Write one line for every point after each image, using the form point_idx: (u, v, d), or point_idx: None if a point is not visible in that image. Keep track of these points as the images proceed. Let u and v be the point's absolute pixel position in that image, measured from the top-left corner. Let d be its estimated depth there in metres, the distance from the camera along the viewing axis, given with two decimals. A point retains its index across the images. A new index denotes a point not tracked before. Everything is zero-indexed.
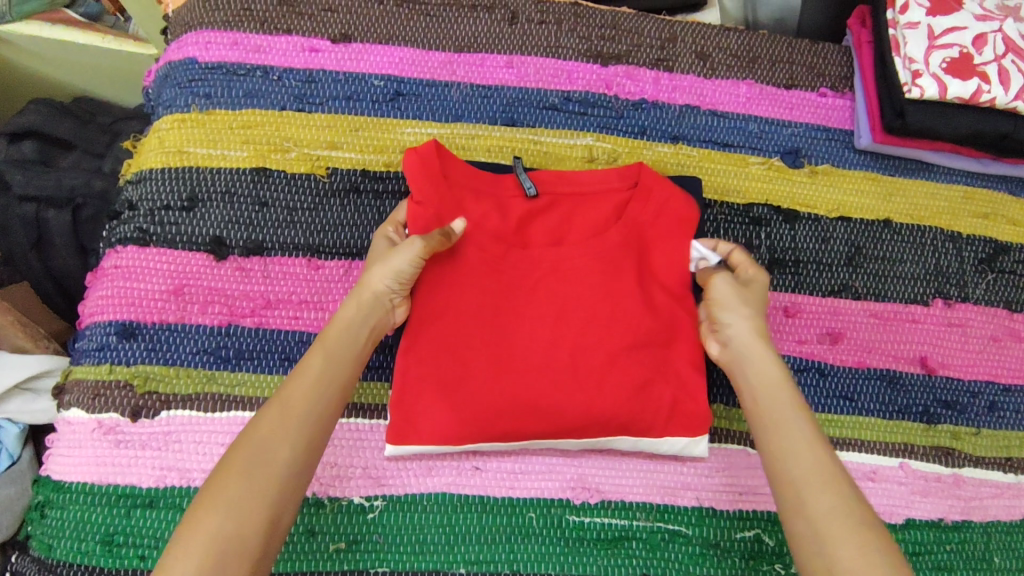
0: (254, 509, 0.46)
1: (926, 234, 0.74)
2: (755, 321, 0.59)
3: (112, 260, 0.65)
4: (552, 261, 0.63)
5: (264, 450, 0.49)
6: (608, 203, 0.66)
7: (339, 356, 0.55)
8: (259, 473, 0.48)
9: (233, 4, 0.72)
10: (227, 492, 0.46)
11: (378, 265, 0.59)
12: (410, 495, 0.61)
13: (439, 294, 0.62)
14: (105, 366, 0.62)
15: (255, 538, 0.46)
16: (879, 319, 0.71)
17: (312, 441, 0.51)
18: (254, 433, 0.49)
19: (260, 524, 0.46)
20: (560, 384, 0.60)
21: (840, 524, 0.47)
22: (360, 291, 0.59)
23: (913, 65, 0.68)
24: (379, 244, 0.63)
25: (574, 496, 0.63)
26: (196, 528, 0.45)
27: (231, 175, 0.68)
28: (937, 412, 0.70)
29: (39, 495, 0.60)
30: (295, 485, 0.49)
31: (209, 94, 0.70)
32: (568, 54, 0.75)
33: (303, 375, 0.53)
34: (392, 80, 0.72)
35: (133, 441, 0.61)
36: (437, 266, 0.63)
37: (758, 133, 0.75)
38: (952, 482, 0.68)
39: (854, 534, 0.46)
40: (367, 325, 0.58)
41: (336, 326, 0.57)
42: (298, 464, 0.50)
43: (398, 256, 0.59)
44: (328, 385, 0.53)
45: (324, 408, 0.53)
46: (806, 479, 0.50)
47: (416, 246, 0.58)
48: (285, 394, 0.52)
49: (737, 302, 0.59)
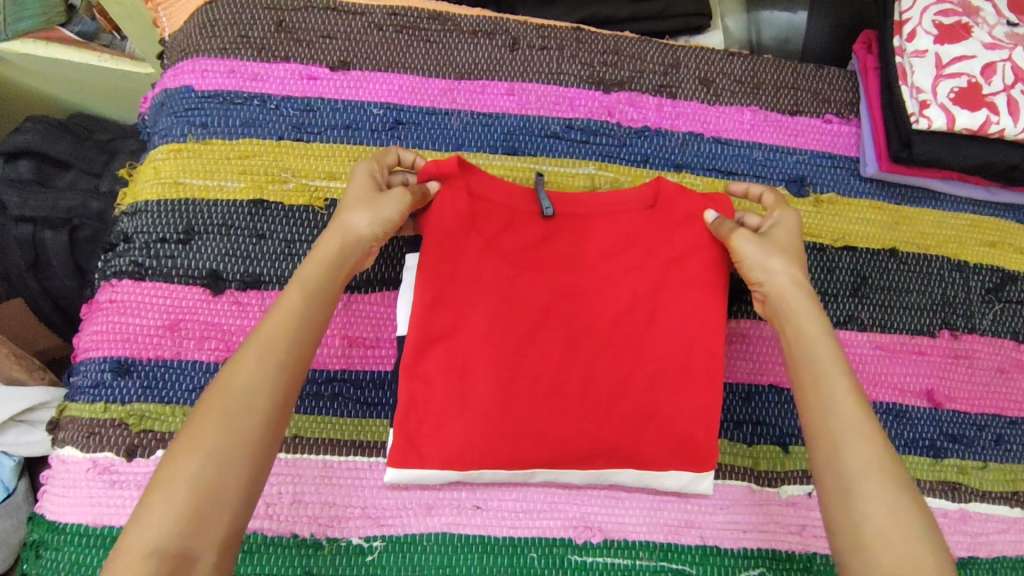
0: (234, 454, 0.45)
1: (932, 263, 0.73)
2: (791, 274, 0.57)
3: (107, 293, 0.64)
4: (566, 284, 0.62)
5: (240, 392, 0.47)
6: (634, 220, 0.63)
7: (316, 295, 0.52)
8: (237, 419, 0.46)
9: (230, 30, 0.71)
10: (204, 438, 0.45)
11: (360, 208, 0.56)
12: (409, 536, 0.60)
13: (450, 310, 0.59)
14: (99, 404, 0.62)
15: (236, 485, 0.45)
16: (885, 351, 0.70)
17: (291, 382, 0.49)
18: (229, 376, 0.48)
19: (240, 471, 0.45)
20: (567, 412, 0.60)
21: (876, 484, 0.47)
22: (347, 233, 0.55)
23: (921, 95, 0.67)
24: (358, 175, 0.58)
25: (576, 536, 0.62)
26: (171, 477, 0.44)
27: (228, 208, 0.67)
28: (944, 446, 0.69)
29: (34, 534, 0.59)
30: (275, 428, 0.48)
31: (206, 123, 0.69)
32: (569, 81, 0.74)
33: (280, 313, 0.51)
34: (391, 109, 0.71)
35: (128, 481, 0.60)
36: (450, 281, 0.60)
37: (762, 161, 0.74)
38: (958, 518, 0.67)
39: (884, 486, 0.47)
40: (347, 268, 0.55)
41: (312, 263, 0.54)
42: (277, 409, 0.48)
43: (389, 203, 0.56)
44: (305, 324, 0.51)
45: (305, 345, 0.50)
46: (840, 428, 0.50)
47: (404, 198, 0.56)
48: (262, 334, 0.50)
49: (771, 253, 0.58)
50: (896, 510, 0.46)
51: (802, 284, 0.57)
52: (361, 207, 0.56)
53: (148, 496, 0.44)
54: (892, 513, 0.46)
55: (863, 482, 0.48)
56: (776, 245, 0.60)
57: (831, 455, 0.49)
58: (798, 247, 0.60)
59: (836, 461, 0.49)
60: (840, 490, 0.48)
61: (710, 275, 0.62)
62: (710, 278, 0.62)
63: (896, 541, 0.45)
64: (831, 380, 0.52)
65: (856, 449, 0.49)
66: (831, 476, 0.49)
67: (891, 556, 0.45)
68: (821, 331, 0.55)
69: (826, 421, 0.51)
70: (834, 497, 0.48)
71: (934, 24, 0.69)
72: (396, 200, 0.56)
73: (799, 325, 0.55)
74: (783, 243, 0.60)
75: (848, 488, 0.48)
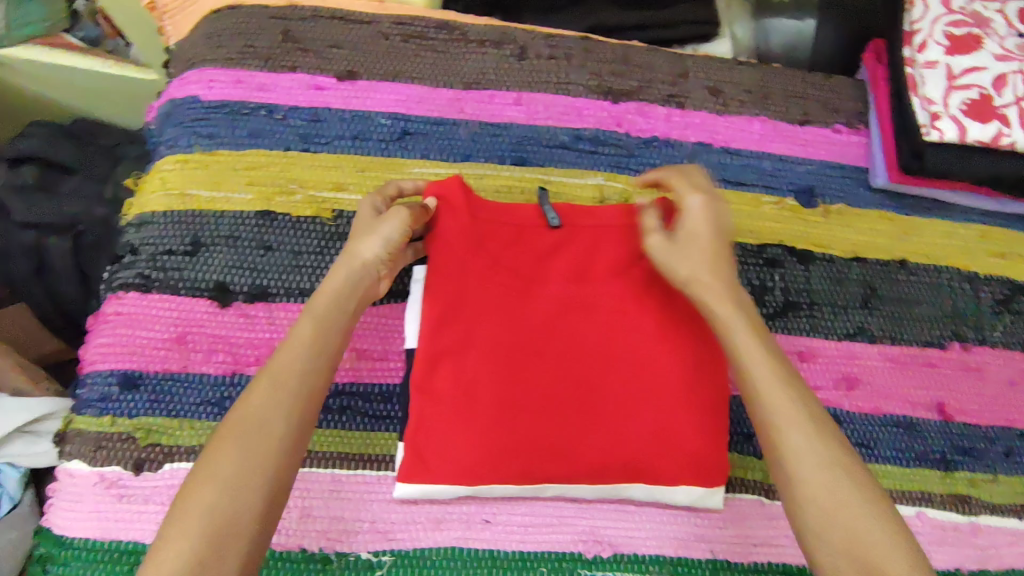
0: (249, 481, 0.45)
1: (941, 273, 0.73)
2: (699, 270, 0.57)
3: (114, 306, 0.64)
4: (573, 300, 0.62)
5: (255, 419, 0.47)
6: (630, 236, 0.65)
7: (329, 323, 0.52)
8: (252, 445, 0.46)
9: (237, 41, 0.71)
10: (220, 467, 0.45)
11: (364, 236, 0.56)
12: (418, 551, 0.60)
13: (455, 327, 0.60)
14: (107, 418, 0.61)
15: (255, 513, 0.44)
16: (895, 364, 0.70)
17: (305, 408, 0.49)
18: (245, 405, 0.48)
19: (257, 498, 0.45)
20: (576, 426, 0.59)
21: (817, 466, 0.47)
22: (351, 260, 0.55)
23: (931, 107, 0.67)
24: (362, 208, 0.59)
25: (585, 550, 0.61)
26: (188, 507, 0.44)
27: (236, 219, 0.66)
28: (954, 459, 0.68)
29: (40, 548, 0.59)
30: (291, 454, 0.47)
31: (213, 134, 0.69)
32: (578, 91, 0.73)
33: (292, 342, 0.51)
34: (399, 119, 0.70)
35: (136, 495, 0.59)
36: (455, 298, 0.60)
37: (771, 171, 0.73)
38: (969, 531, 0.66)
39: (827, 465, 0.47)
40: (357, 296, 0.55)
41: (323, 293, 0.54)
42: (293, 435, 0.48)
43: (388, 223, 0.56)
44: (319, 353, 0.51)
45: (318, 373, 0.50)
46: (780, 413, 0.49)
47: (403, 216, 0.57)
48: (274, 364, 0.50)
49: (682, 252, 0.58)
50: (838, 488, 0.46)
51: (716, 273, 0.57)
52: (364, 234, 0.56)
53: (165, 530, 0.43)
54: (835, 492, 0.46)
55: (802, 468, 0.47)
56: (686, 238, 0.58)
57: (770, 447, 0.49)
58: (710, 233, 0.58)
59: (776, 451, 0.49)
60: (784, 482, 0.48)
61: None
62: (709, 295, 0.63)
63: (845, 524, 0.45)
64: (757, 369, 0.51)
65: (795, 433, 0.48)
66: (775, 468, 0.48)
67: (843, 542, 0.44)
68: (740, 321, 0.54)
69: (759, 413, 0.50)
70: (782, 490, 0.48)
71: (944, 35, 0.69)
72: (395, 217, 0.56)
73: (721, 317, 0.55)
74: (692, 235, 0.58)
75: (789, 477, 0.47)
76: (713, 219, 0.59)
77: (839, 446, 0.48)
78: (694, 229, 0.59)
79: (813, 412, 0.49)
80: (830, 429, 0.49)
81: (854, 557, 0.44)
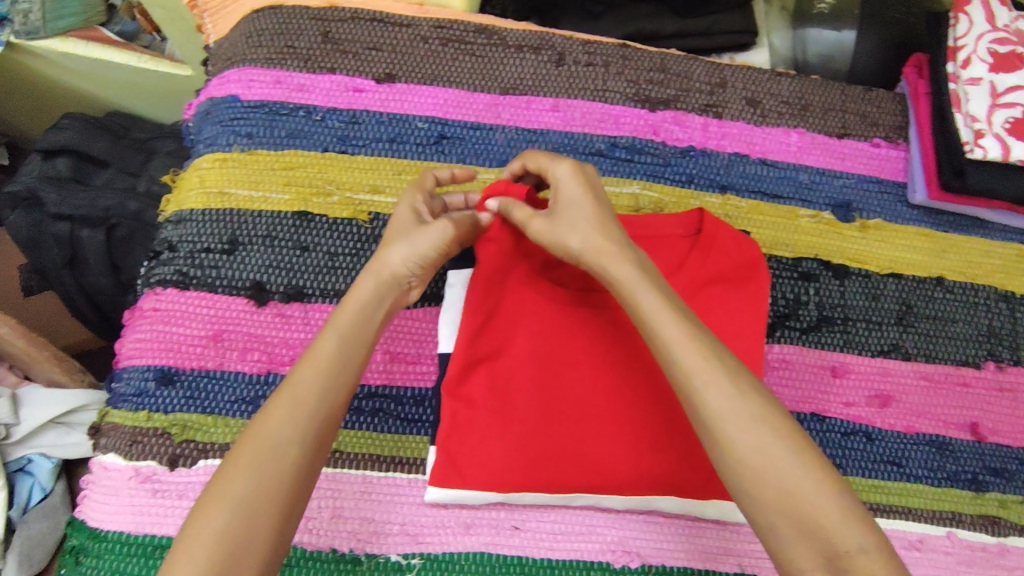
0: (262, 504, 0.45)
1: (978, 292, 0.72)
2: (592, 241, 0.53)
3: (152, 301, 0.65)
4: (614, 309, 0.62)
5: (272, 440, 0.47)
6: (674, 248, 0.63)
7: (353, 339, 0.52)
8: (266, 465, 0.46)
9: (277, 41, 0.71)
10: (233, 488, 0.45)
11: (399, 243, 0.56)
12: (447, 555, 0.60)
13: (495, 333, 0.60)
14: (143, 413, 0.62)
15: (266, 534, 0.45)
16: (930, 382, 0.69)
17: (322, 429, 0.49)
18: (262, 424, 0.48)
19: (270, 518, 0.45)
20: (610, 435, 0.59)
21: (742, 426, 0.45)
22: (381, 268, 0.55)
23: (975, 124, 0.66)
24: (399, 209, 0.58)
25: (614, 560, 0.61)
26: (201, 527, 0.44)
27: (273, 219, 0.67)
28: (986, 480, 0.68)
29: (74, 540, 0.60)
30: (305, 476, 0.48)
31: (251, 134, 0.69)
32: (615, 98, 0.73)
33: (314, 360, 0.51)
34: (436, 123, 0.71)
35: (170, 491, 0.60)
36: (497, 303, 0.61)
37: (808, 184, 0.73)
38: (997, 552, 0.65)
39: (754, 424, 0.45)
40: (384, 308, 0.55)
41: (351, 306, 0.54)
42: (308, 457, 0.48)
43: (425, 237, 0.56)
44: (340, 369, 0.51)
45: (338, 392, 0.50)
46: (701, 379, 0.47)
47: (442, 228, 0.56)
48: (295, 382, 0.50)
49: (564, 228, 0.54)
50: (768, 447, 0.45)
51: (605, 232, 0.54)
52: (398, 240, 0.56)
53: (178, 546, 0.44)
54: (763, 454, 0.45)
55: (730, 430, 0.45)
56: (565, 211, 0.55)
57: (693, 411, 0.47)
58: (586, 202, 0.55)
59: (700, 415, 0.47)
60: (713, 447, 0.46)
61: (757, 305, 0.63)
62: (748, 311, 0.63)
63: (780, 483, 0.44)
64: (670, 332, 0.48)
65: (717, 396, 0.46)
66: (702, 433, 0.47)
67: (777, 500, 0.44)
68: (642, 279, 0.51)
69: (676, 378, 0.48)
70: (711, 453, 0.47)
71: (989, 52, 0.68)
72: (435, 231, 0.56)
73: (623, 281, 0.52)
74: (571, 208, 0.55)
75: (717, 443, 0.46)
76: (581, 182, 0.56)
77: (762, 399, 0.46)
78: (570, 197, 0.56)
79: (732, 372, 0.47)
80: (748, 380, 0.47)
81: (790, 515, 0.43)
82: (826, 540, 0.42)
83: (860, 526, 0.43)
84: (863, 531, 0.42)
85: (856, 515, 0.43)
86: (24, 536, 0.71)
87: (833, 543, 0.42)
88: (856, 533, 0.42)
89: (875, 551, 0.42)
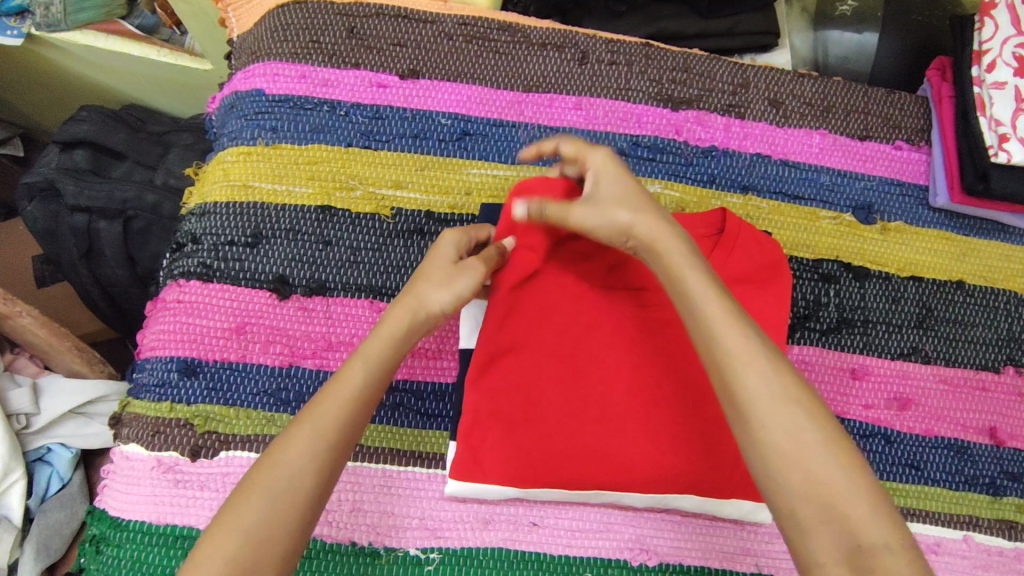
0: (273, 531, 0.45)
1: (998, 296, 0.72)
2: (641, 217, 0.53)
3: (175, 293, 0.65)
4: (638, 306, 0.62)
5: (286, 473, 0.47)
6: (695, 247, 0.63)
7: (377, 370, 0.52)
8: (277, 495, 0.46)
9: (302, 35, 0.71)
10: (247, 514, 0.46)
11: (435, 283, 0.55)
12: (466, 549, 0.60)
13: (518, 326, 0.61)
14: (165, 403, 0.62)
15: (271, 560, 0.45)
16: (949, 386, 0.69)
17: (337, 458, 0.49)
18: (279, 453, 0.48)
19: (283, 540, 0.46)
20: (631, 434, 0.59)
21: (776, 408, 0.46)
22: (416, 309, 0.54)
23: (1000, 128, 0.66)
24: (443, 247, 0.57)
25: (631, 558, 0.61)
26: (215, 544, 0.45)
27: (296, 213, 0.67)
28: (1004, 484, 0.67)
29: (95, 529, 0.60)
30: (315, 506, 0.48)
31: (276, 128, 0.69)
32: (637, 97, 0.73)
33: (338, 390, 0.50)
34: (459, 119, 0.71)
35: (191, 481, 0.60)
36: (523, 296, 0.61)
37: (830, 186, 0.73)
38: (1014, 557, 0.65)
39: (788, 405, 0.46)
40: (410, 342, 0.54)
41: (381, 335, 0.53)
42: (320, 488, 0.48)
43: (462, 278, 0.55)
44: (359, 402, 0.50)
45: (356, 426, 0.50)
46: (738, 356, 0.47)
47: (478, 272, 0.56)
48: (316, 410, 0.49)
49: (609, 209, 0.54)
50: (797, 432, 0.45)
51: (651, 211, 0.54)
52: (439, 280, 0.55)
53: (194, 559, 0.45)
54: (794, 438, 0.45)
55: (764, 412, 0.45)
56: (604, 197, 0.55)
57: (727, 393, 0.47)
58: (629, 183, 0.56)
59: (735, 397, 0.47)
60: (744, 431, 0.46)
61: (780, 304, 0.63)
62: (769, 311, 0.63)
63: (810, 469, 0.44)
64: (715, 312, 0.48)
65: (753, 376, 0.46)
66: (734, 416, 0.47)
67: (806, 485, 0.44)
68: (688, 259, 0.51)
69: (716, 358, 0.48)
70: (740, 434, 0.47)
71: (1015, 56, 0.68)
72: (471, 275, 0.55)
73: (671, 263, 0.51)
74: (613, 190, 0.55)
75: (749, 425, 0.46)
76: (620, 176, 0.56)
77: (799, 386, 0.47)
78: (603, 181, 0.56)
79: (771, 357, 0.47)
80: (788, 368, 0.47)
81: (817, 501, 0.44)
82: (854, 534, 0.43)
83: (885, 521, 0.43)
84: (889, 526, 0.43)
85: (883, 511, 0.43)
86: (43, 525, 0.71)
87: (858, 535, 0.42)
88: (882, 527, 0.43)
89: (901, 548, 0.42)
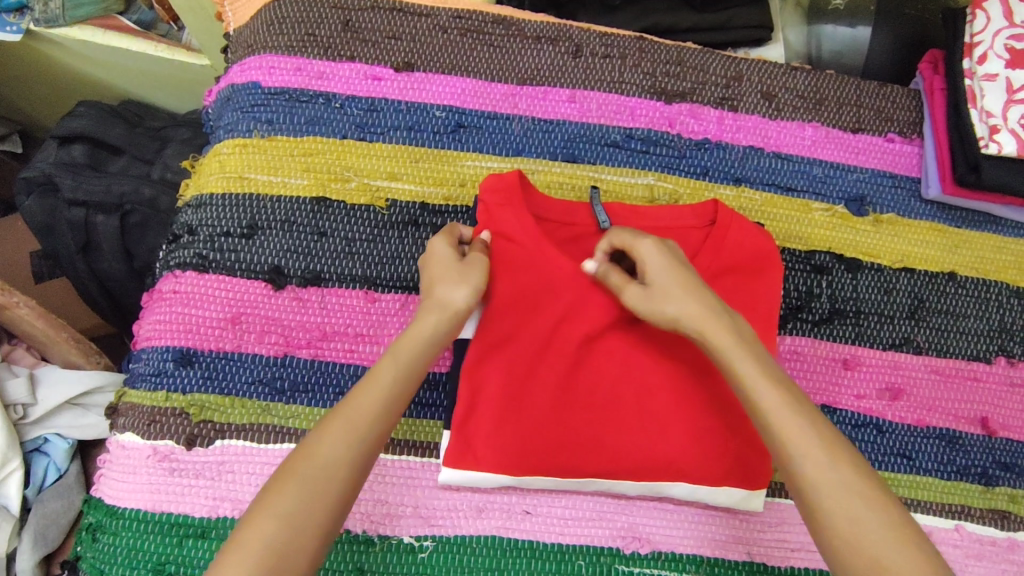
0: (309, 519, 0.45)
1: (991, 288, 0.72)
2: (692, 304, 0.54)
3: (171, 284, 0.65)
4: None
5: (322, 462, 0.47)
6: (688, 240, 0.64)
7: (408, 368, 0.52)
8: (314, 485, 0.46)
9: (298, 28, 0.71)
10: (282, 500, 0.45)
11: (448, 280, 0.56)
12: (459, 537, 0.61)
13: (511, 319, 0.60)
14: (161, 393, 0.62)
15: (305, 549, 0.44)
16: (940, 375, 0.69)
17: (370, 452, 0.49)
18: (315, 443, 0.48)
19: (318, 529, 0.45)
20: (627, 423, 0.60)
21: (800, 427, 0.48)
22: (444, 308, 0.55)
23: (991, 119, 0.67)
24: (438, 248, 0.58)
25: (624, 546, 0.62)
26: (250, 529, 0.44)
27: (291, 204, 0.68)
28: (995, 474, 0.68)
29: (91, 518, 0.60)
30: (347, 498, 0.47)
31: (271, 120, 0.70)
32: (631, 90, 0.74)
33: (373, 384, 0.51)
34: (454, 112, 0.71)
35: (187, 469, 0.60)
36: (517, 292, 0.61)
37: (822, 178, 0.73)
38: (1006, 546, 0.66)
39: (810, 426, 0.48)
40: (440, 341, 0.55)
41: (410, 336, 0.54)
42: (354, 480, 0.48)
43: (473, 270, 0.57)
44: (393, 397, 0.51)
45: (388, 420, 0.50)
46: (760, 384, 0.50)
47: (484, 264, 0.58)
48: (351, 403, 0.50)
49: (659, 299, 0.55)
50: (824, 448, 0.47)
51: (699, 299, 0.54)
52: (451, 278, 0.56)
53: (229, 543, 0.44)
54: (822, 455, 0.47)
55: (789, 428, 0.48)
56: (659, 280, 0.55)
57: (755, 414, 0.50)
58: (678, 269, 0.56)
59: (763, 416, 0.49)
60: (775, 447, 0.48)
61: (770, 294, 0.64)
62: (757, 300, 0.63)
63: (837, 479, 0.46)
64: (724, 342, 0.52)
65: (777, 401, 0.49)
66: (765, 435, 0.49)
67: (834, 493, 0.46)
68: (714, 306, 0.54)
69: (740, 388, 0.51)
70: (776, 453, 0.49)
71: (1005, 48, 0.69)
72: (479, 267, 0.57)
73: (715, 346, 0.52)
74: (671, 275, 0.55)
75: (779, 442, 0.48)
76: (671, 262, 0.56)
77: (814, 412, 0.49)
78: (658, 268, 0.56)
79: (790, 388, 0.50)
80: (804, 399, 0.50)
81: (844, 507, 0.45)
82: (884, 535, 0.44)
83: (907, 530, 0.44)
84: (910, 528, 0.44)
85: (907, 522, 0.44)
86: (39, 514, 0.71)
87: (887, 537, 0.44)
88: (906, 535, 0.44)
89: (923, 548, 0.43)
